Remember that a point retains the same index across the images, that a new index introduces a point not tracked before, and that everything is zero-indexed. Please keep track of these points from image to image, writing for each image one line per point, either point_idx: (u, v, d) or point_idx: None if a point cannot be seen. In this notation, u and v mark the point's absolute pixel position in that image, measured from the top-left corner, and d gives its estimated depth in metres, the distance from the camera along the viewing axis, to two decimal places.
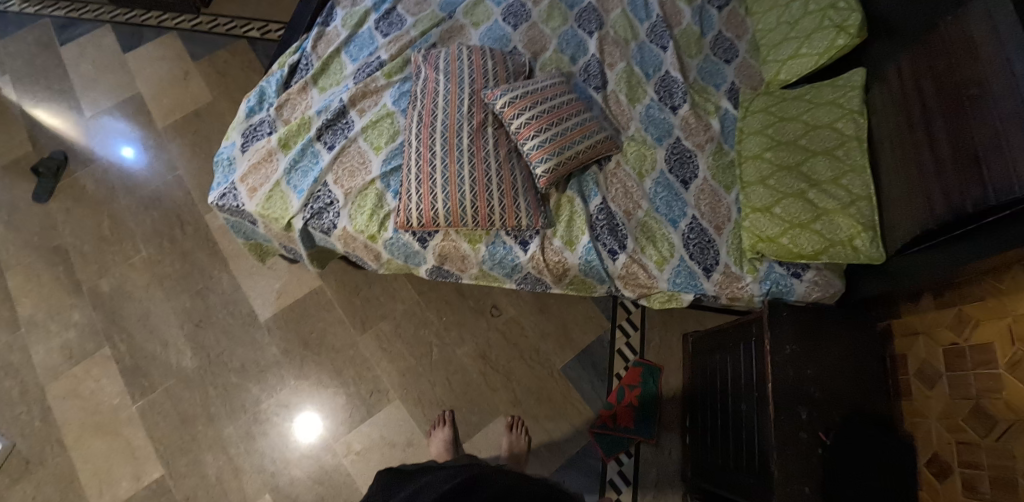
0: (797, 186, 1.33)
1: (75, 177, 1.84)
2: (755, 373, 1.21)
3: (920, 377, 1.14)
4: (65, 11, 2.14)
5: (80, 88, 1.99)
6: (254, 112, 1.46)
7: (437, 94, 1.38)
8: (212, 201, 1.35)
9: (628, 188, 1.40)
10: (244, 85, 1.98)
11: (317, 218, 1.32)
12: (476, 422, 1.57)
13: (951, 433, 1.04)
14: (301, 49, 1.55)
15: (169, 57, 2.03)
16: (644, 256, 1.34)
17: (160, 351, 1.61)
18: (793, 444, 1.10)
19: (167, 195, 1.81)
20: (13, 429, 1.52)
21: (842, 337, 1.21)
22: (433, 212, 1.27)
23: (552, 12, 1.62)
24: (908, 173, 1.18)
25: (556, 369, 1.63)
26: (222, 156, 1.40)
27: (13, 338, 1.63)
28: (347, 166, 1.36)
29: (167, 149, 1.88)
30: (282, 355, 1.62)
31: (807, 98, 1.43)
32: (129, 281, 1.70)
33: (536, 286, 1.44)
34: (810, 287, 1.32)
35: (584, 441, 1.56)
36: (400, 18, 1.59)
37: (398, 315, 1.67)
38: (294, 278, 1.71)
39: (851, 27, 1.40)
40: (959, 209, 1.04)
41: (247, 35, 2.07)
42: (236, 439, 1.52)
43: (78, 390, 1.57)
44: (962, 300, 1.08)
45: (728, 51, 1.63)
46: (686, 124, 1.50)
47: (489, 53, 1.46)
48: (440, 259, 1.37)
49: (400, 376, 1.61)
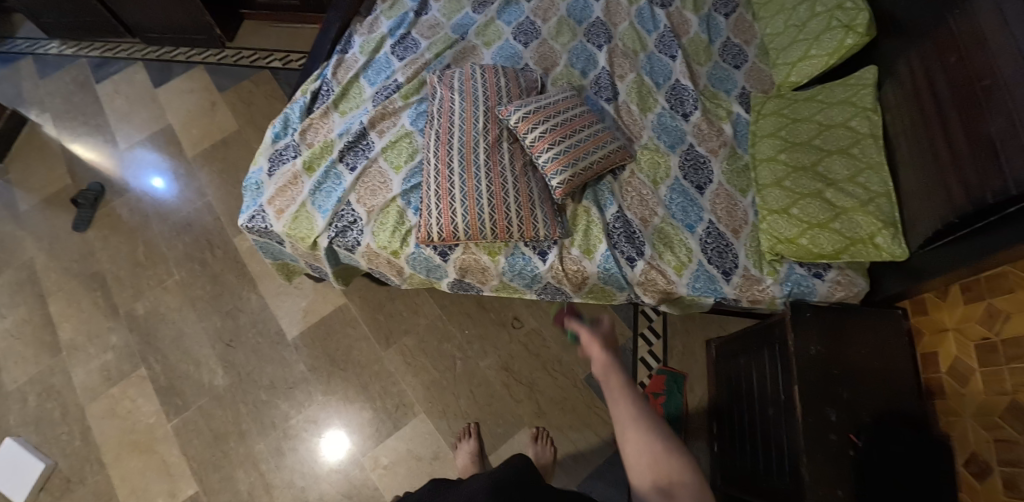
0: (813, 186, 1.32)
1: (112, 206, 1.93)
2: (781, 376, 1.20)
3: (953, 375, 1.11)
4: (99, 52, 2.28)
5: (115, 123, 2.10)
6: (279, 137, 1.52)
7: (453, 113, 1.43)
8: (241, 223, 1.40)
9: (643, 196, 1.42)
10: (267, 112, 2.06)
11: (341, 236, 1.36)
12: (501, 434, 1.57)
13: (988, 430, 1.01)
14: (323, 75, 1.62)
15: (197, 90, 2.13)
16: (662, 262, 1.35)
17: (193, 370, 1.66)
18: (822, 447, 1.09)
19: (197, 220, 1.88)
20: (56, 449, 1.58)
21: (867, 336, 1.20)
22: (453, 226, 1.30)
23: (561, 28, 1.67)
24: (925, 168, 1.18)
25: (579, 379, 1.63)
26: (250, 181, 1.46)
27: (56, 361, 1.70)
28: (369, 185, 1.41)
29: (197, 177, 1.96)
30: (310, 372, 1.65)
31: (819, 99, 1.43)
32: (162, 303, 1.76)
33: (557, 296, 1.46)
34: (832, 286, 1.31)
35: (610, 450, 1.55)
36: (415, 42, 1.66)
37: (421, 329, 1.70)
38: (320, 296, 1.76)
39: (859, 26, 1.42)
40: (979, 201, 1.03)
41: (270, 65, 2.16)
42: (267, 455, 1.55)
43: (116, 410, 1.63)
44: (991, 293, 1.06)
45: (736, 57, 1.65)
46: (699, 130, 1.51)
47: (501, 71, 1.50)
48: (461, 271, 1.39)
49: (425, 390, 1.62)
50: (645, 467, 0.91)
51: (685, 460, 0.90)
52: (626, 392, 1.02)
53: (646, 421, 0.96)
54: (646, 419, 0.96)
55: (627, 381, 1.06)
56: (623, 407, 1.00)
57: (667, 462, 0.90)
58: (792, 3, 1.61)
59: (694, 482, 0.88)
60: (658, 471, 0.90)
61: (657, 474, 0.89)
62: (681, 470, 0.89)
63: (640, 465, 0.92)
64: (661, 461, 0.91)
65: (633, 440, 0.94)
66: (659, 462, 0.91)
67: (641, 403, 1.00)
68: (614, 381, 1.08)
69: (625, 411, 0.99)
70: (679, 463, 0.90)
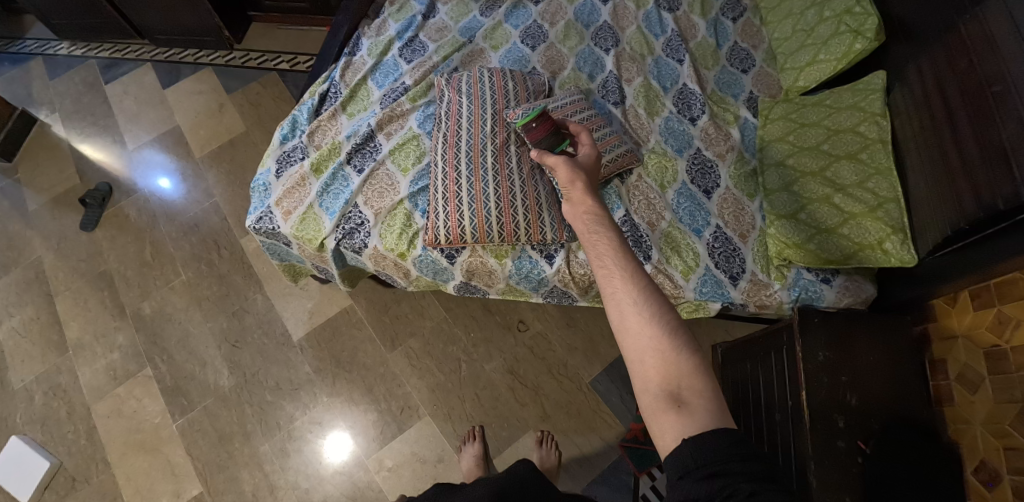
0: (821, 191, 1.32)
1: (119, 206, 1.94)
2: (788, 382, 1.20)
3: (962, 382, 1.10)
4: (109, 53, 2.29)
5: (124, 124, 2.11)
6: (287, 139, 1.53)
7: (461, 116, 1.43)
8: (249, 224, 1.41)
9: (650, 200, 1.42)
10: (275, 114, 2.07)
11: (349, 238, 1.37)
12: (506, 437, 1.57)
13: (998, 439, 1.00)
14: (331, 78, 1.63)
15: (205, 92, 2.14)
16: (669, 266, 1.34)
17: (199, 371, 1.67)
18: (830, 454, 1.08)
19: (204, 221, 1.89)
20: (61, 448, 1.58)
21: (875, 343, 1.19)
22: (460, 229, 1.30)
23: (569, 32, 1.67)
24: (935, 175, 1.17)
25: (585, 383, 1.62)
26: (258, 182, 1.46)
27: (62, 360, 1.70)
28: (377, 187, 1.41)
29: (204, 178, 1.97)
30: (315, 373, 1.65)
31: (827, 103, 1.43)
32: (169, 303, 1.76)
33: (563, 300, 1.45)
34: (840, 292, 1.30)
35: (615, 455, 1.54)
36: (423, 44, 1.67)
37: (426, 332, 1.70)
38: (326, 298, 1.76)
39: (868, 31, 1.41)
40: (989, 207, 1.02)
41: (278, 68, 2.17)
42: (271, 456, 1.55)
43: (121, 409, 1.63)
44: (1001, 301, 1.04)
45: (744, 61, 1.65)
46: (706, 134, 1.51)
47: (509, 75, 1.51)
48: (468, 274, 1.39)
49: (430, 392, 1.62)
50: (649, 367, 0.77)
51: (694, 361, 0.77)
52: (617, 259, 0.87)
53: (638, 290, 0.82)
54: (642, 295, 0.82)
55: (614, 242, 0.89)
56: (615, 282, 0.84)
57: (675, 363, 0.77)
58: (800, 7, 1.61)
59: (702, 385, 0.75)
60: (665, 375, 0.76)
61: (666, 378, 0.76)
62: (690, 371, 0.76)
63: (641, 360, 0.79)
64: (669, 358, 0.77)
65: (635, 328, 0.80)
66: (668, 363, 0.77)
67: (638, 275, 0.84)
68: (580, 190, 1.01)
69: (618, 283, 0.84)
70: (685, 365, 0.76)
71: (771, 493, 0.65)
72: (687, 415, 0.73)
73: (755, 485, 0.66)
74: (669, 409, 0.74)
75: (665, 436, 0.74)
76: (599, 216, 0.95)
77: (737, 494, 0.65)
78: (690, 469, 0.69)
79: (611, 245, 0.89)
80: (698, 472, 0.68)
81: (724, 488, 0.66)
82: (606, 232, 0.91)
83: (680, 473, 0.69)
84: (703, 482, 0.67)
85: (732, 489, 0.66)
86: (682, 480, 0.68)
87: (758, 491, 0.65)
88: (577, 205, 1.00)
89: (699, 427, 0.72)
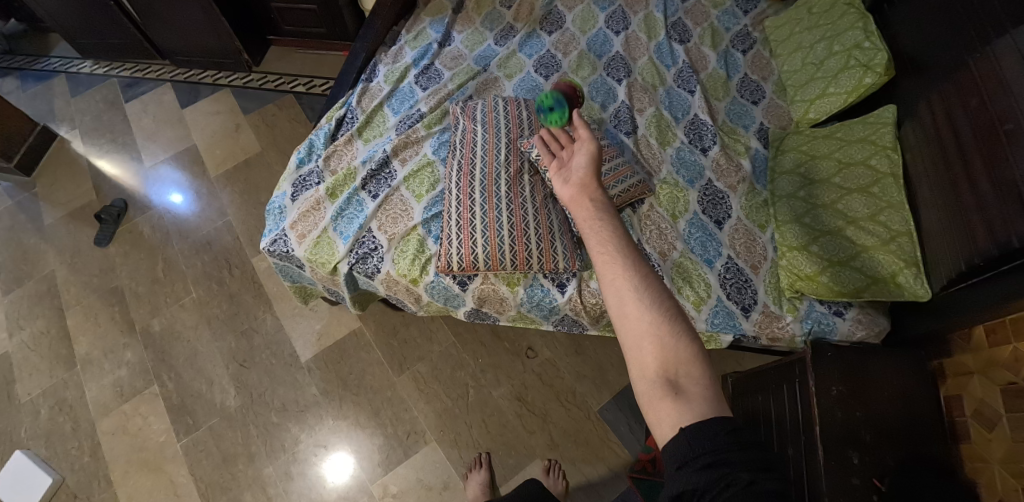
0: (833, 224, 1.32)
1: (134, 222, 1.96)
2: (801, 416, 1.18)
3: (979, 419, 1.08)
4: (130, 72, 2.35)
5: (142, 141, 2.14)
6: (303, 163, 1.55)
7: (475, 144, 1.45)
8: (263, 246, 1.42)
9: (662, 229, 1.42)
10: (290, 135, 2.10)
11: (362, 263, 1.37)
12: (513, 465, 1.54)
13: (1015, 478, 0.98)
14: (348, 103, 1.66)
15: (223, 112, 2.19)
16: (681, 296, 1.34)
17: (206, 389, 1.66)
18: (845, 492, 1.06)
19: (217, 239, 1.90)
20: (64, 464, 1.57)
21: (890, 379, 1.18)
22: (473, 256, 1.31)
23: (582, 61, 1.71)
24: (949, 210, 1.17)
25: (593, 411, 1.61)
26: (274, 205, 1.48)
27: (70, 375, 1.70)
28: (391, 213, 1.42)
29: (218, 196, 1.99)
30: (322, 395, 1.64)
31: (839, 136, 1.44)
32: (178, 321, 1.77)
33: (573, 328, 1.45)
34: (853, 325, 1.30)
35: (623, 486, 1.51)
36: (438, 72, 1.70)
37: (434, 357, 1.69)
38: (335, 319, 1.76)
39: (878, 66, 1.43)
40: (1004, 245, 1.02)
41: (294, 90, 2.21)
42: (275, 479, 1.54)
43: (126, 427, 1.62)
44: (1017, 338, 1.02)
45: (754, 93, 1.68)
46: (718, 165, 1.52)
47: (523, 104, 1.53)
48: (479, 301, 1.39)
49: (436, 417, 1.61)
50: (647, 355, 0.76)
51: (693, 349, 0.75)
52: (619, 246, 0.84)
53: (640, 277, 0.80)
54: (643, 283, 0.80)
55: (614, 231, 0.86)
56: (617, 269, 0.82)
57: (672, 349, 0.75)
58: (810, 41, 1.64)
59: (700, 373, 0.74)
60: (663, 360, 0.75)
61: (663, 366, 0.74)
62: (688, 358, 0.75)
63: (639, 347, 0.77)
64: (668, 346, 0.75)
65: (633, 314, 0.78)
66: (666, 350, 0.75)
67: (637, 261, 0.82)
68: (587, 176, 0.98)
69: (619, 270, 0.81)
70: (684, 352, 0.75)
71: (769, 482, 0.65)
72: (684, 403, 0.72)
73: (753, 473, 0.66)
74: (665, 396, 0.73)
75: (662, 424, 0.73)
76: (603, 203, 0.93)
77: (736, 484, 0.65)
78: (688, 460, 0.68)
79: (612, 235, 0.85)
80: (695, 462, 0.68)
81: (722, 477, 0.66)
82: (611, 220, 0.89)
83: (678, 463, 0.69)
84: (701, 472, 0.67)
85: (731, 478, 0.66)
86: (680, 470, 0.68)
87: (756, 480, 0.65)
88: (580, 194, 0.97)
89: (697, 415, 0.71)
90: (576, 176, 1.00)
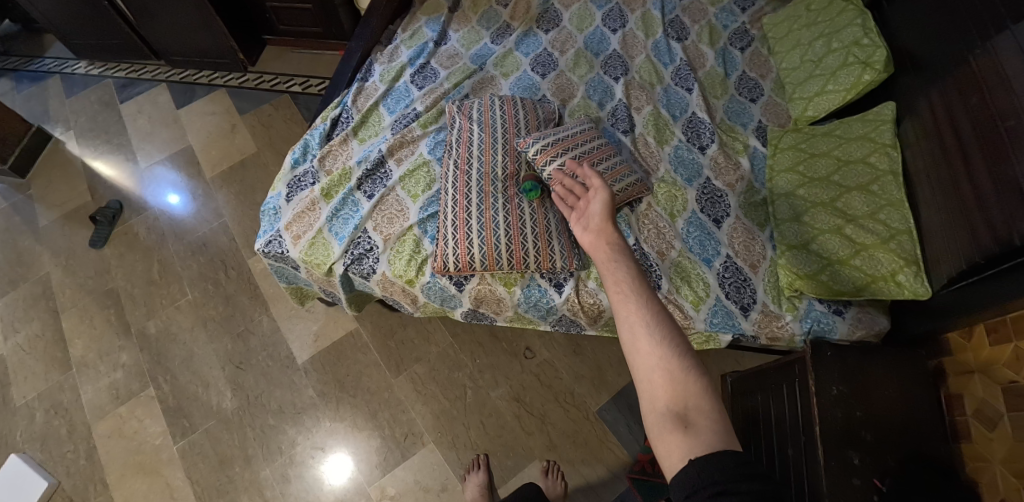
0: (832, 222, 1.31)
1: (129, 224, 1.95)
2: (801, 416, 1.17)
3: (980, 418, 1.08)
4: (125, 72, 2.34)
5: (137, 142, 2.13)
6: (298, 163, 1.54)
7: (472, 143, 1.44)
8: (258, 247, 1.41)
9: (660, 228, 1.41)
10: (286, 136, 2.09)
11: (357, 264, 1.36)
12: (511, 467, 1.54)
13: (1018, 479, 0.97)
14: (343, 103, 1.64)
15: (218, 112, 2.17)
16: (679, 296, 1.33)
17: (202, 392, 1.65)
18: (845, 492, 1.05)
19: (213, 241, 1.89)
20: (60, 468, 1.56)
21: (890, 378, 1.17)
22: (469, 256, 1.30)
23: (579, 60, 1.70)
24: (950, 208, 1.16)
25: (592, 412, 1.60)
26: (269, 206, 1.47)
27: (65, 378, 1.69)
28: (386, 213, 1.41)
29: (214, 197, 1.98)
30: (319, 397, 1.63)
31: (837, 134, 1.43)
32: (174, 323, 1.76)
33: (571, 328, 1.44)
34: (853, 324, 1.28)
35: (622, 487, 1.50)
36: (434, 71, 1.69)
37: (432, 358, 1.68)
38: (331, 320, 1.75)
39: (877, 63, 1.42)
40: (1006, 242, 1.01)
41: (290, 90, 2.20)
42: (272, 482, 1.53)
43: (122, 430, 1.61)
44: (1017, 336, 1.02)
45: (752, 90, 1.66)
46: (716, 163, 1.51)
47: (520, 103, 1.52)
48: (476, 302, 1.38)
49: (434, 419, 1.60)
50: (657, 386, 0.75)
51: (703, 383, 0.74)
52: (633, 285, 0.82)
53: (654, 315, 0.79)
54: (656, 319, 0.79)
55: (630, 270, 0.84)
56: (630, 307, 0.80)
57: (683, 383, 0.74)
58: (808, 38, 1.63)
59: (709, 406, 0.73)
60: (673, 393, 0.74)
61: (673, 398, 0.73)
62: (698, 391, 0.73)
63: (650, 380, 0.76)
64: (677, 379, 0.74)
65: (645, 349, 0.77)
66: (676, 383, 0.74)
67: (651, 299, 0.81)
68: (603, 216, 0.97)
69: (633, 307, 0.80)
70: (695, 385, 0.74)
71: None
72: (694, 437, 0.70)
73: None
74: (675, 429, 0.72)
75: (671, 456, 0.71)
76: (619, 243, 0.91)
77: None
78: (697, 488, 0.66)
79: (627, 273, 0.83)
80: (705, 491, 0.65)
81: None
82: (626, 258, 0.87)
83: (687, 493, 0.66)
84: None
85: None
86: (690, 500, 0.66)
87: None
88: (597, 233, 0.95)
89: (705, 448, 0.69)
90: (592, 215, 0.99)
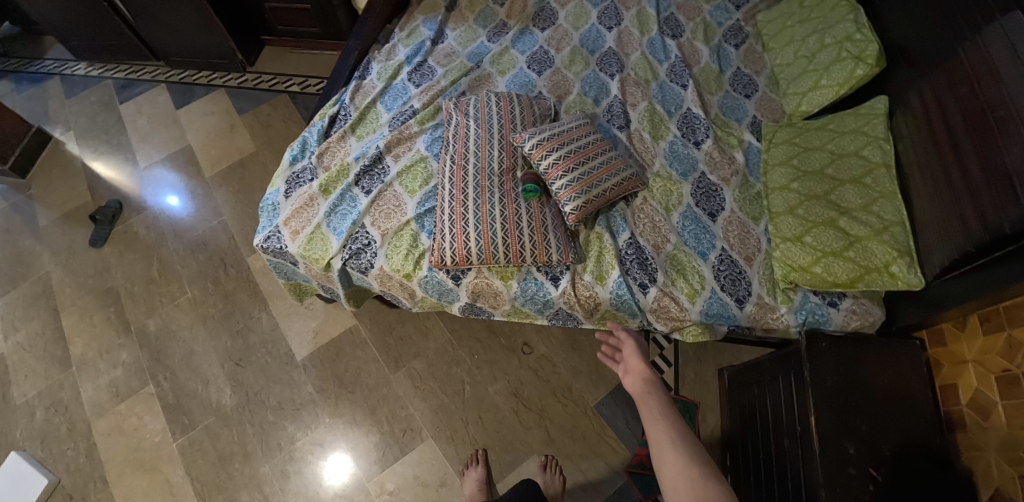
0: (827, 214, 1.32)
1: (129, 223, 1.96)
2: (797, 406, 1.18)
3: (974, 408, 1.08)
4: (124, 73, 2.35)
5: (136, 143, 2.14)
6: (297, 160, 1.55)
7: (468, 139, 1.45)
8: (257, 243, 1.42)
9: (656, 222, 1.41)
10: (285, 135, 2.10)
11: (355, 258, 1.37)
12: (509, 462, 1.54)
13: (1013, 466, 0.98)
14: (341, 100, 1.65)
15: (217, 112, 2.19)
16: (674, 288, 1.34)
17: (201, 389, 1.66)
18: (840, 482, 1.05)
19: (212, 239, 1.90)
20: (60, 465, 1.57)
21: (884, 368, 1.18)
22: (466, 250, 1.31)
23: (575, 57, 1.71)
24: (941, 199, 1.17)
25: (590, 407, 1.60)
26: (267, 201, 1.48)
27: (65, 376, 1.70)
28: (384, 209, 1.42)
29: (213, 196, 1.99)
30: (318, 393, 1.64)
31: (831, 128, 1.45)
32: (174, 321, 1.76)
33: (568, 322, 1.45)
34: (848, 315, 1.29)
35: (621, 481, 1.50)
36: (431, 69, 1.70)
37: (430, 353, 1.69)
38: (330, 317, 1.76)
39: (869, 57, 1.44)
40: (996, 231, 1.02)
41: (289, 90, 2.22)
42: (271, 478, 1.53)
43: (122, 427, 1.62)
44: (1010, 325, 1.05)
45: (747, 86, 1.68)
46: (711, 158, 1.52)
47: (516, 99, 1.53)
48: (473, 295, 1.39)
49: (432, 414, 1.60)
50: (679, 485, 0.91)
51: (720, 488, 0.89)
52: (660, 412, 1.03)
53: (679, 436, 0.97)
54: (679, 438, 0.97)
55: (661, 401, 1.06)
56: (660, 429, 1.00)
57: (703, 486, 0.90)
58: (802, 34, 1.64)
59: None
60: (694, 492, 0.89)
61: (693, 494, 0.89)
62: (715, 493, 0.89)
63: (675, 483, 0.92)
64: (698, 482, 0.90)
65: (671, 460, 0.94)
66: (697, 483, 0.90)
67: (676, 422, 1.01)
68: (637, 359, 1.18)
69: (663, 430, 0.99)
70: (713, 488, 0.89)
71: None
72: None
73: None
74: None
75: None
76: (652, 382, 1.13)
77: None
78: None
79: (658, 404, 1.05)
80: None
81: None
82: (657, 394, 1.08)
83: None
84: None
85: None
86: None
87: None
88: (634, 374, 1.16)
89: None
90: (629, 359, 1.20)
